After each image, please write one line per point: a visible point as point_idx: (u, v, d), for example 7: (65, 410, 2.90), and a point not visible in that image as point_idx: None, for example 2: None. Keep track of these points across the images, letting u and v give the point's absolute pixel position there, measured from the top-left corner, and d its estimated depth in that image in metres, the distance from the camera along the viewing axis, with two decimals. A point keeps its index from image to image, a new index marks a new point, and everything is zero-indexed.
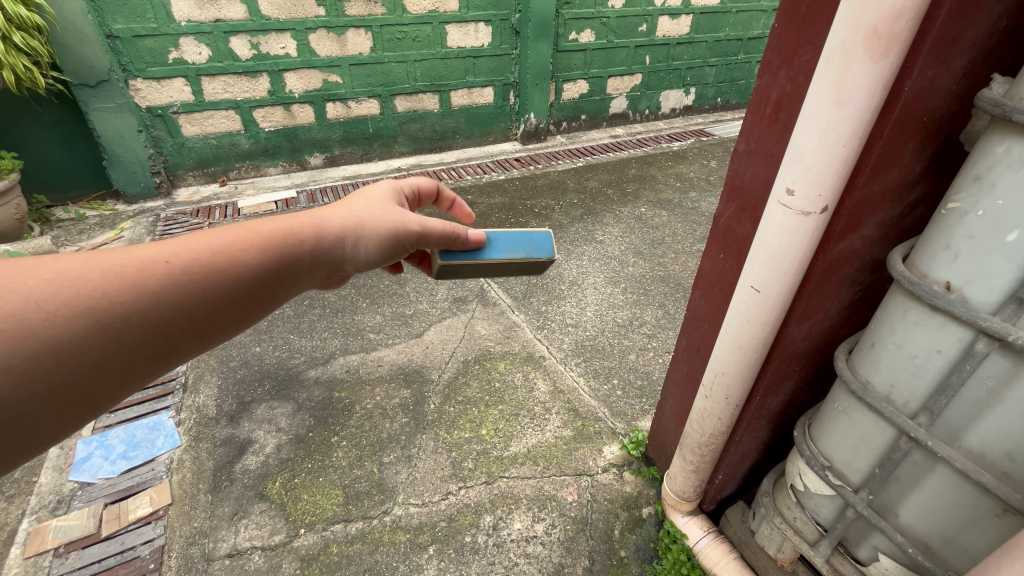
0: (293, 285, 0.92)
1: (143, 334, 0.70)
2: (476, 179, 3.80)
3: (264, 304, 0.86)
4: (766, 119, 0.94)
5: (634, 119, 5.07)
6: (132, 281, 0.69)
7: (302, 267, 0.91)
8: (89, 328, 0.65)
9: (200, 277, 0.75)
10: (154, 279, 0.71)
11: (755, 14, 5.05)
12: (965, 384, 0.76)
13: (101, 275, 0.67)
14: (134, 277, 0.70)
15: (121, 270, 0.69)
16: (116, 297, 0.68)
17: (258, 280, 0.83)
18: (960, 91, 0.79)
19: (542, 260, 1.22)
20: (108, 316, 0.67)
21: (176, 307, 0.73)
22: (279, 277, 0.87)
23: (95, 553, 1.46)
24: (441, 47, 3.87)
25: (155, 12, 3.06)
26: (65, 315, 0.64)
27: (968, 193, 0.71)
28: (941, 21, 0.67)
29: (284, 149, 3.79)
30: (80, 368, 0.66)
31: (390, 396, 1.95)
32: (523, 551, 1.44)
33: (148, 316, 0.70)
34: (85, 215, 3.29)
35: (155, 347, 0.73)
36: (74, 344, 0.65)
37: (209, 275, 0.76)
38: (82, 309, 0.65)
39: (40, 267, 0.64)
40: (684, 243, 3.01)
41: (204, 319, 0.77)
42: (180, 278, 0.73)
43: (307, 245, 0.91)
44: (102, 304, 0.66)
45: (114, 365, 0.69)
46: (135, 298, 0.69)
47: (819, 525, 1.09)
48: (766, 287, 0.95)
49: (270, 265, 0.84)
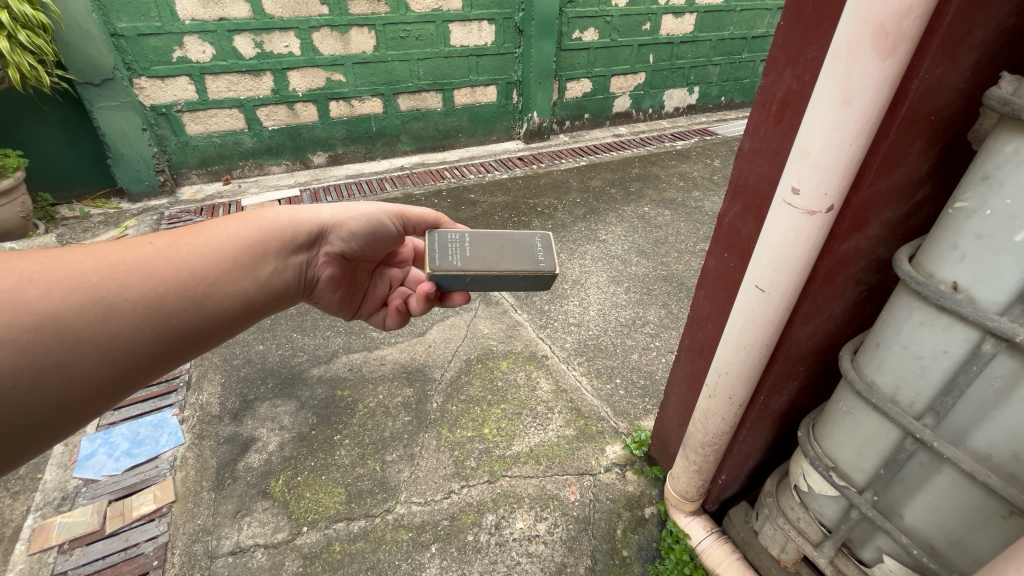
0: (278, 262, 1.01)
1: (136, 306, 0.77)
2: (479, 178, 3.80)
3: (251, 280, 0.94)
4: (771, 118, 0.93)
5: (637, 118, 5.06)
6: (122, 263, 0.78)
7: (278, 245, 1.02)
8: (85, 300, 0.72)
9: (182, 253, 0.85)
10: (140, 258, 0.80)
11: (759, 13, 5.03)
12: (973, 385, 0.76)
13: (92, 257, 0.76)
14: (122, 257, 0.79)
15: (110, 254, 0.78)
16: (104, 274, 0.75)
17: (238, 255, 0.93)
18: (969, 89, 0.78)
19: (535, 232, 1.35)
20: (103, 288, 0.74)
21: (165, 279, 0.81)
22: (258, 255, 0.97)
23: (99, 550, 1.47)
24: (445, 45, 3.86)
25: (158, 11, 3.06)
26: (63, 287, 0.70)
27: (976, 193, 0.70)
28: (950, 18, 0.66)
29: (288, 148, 3.79)
30: (79, 339, 0.70)
31: (393, 395, 1.95)
32: (525, 550, 1.44)
33: (139, 287, 0.78)
34: (89, 213, 3.30)
35: (149, 321, 0.78)
36: (73, 314, 0.70)
37: (190, 254, 0.86)
38: (78, 284, 0.72)
39: (29, 256, 0.71)
40: (688, 243, 3.00)
41: (192, 291, 0.84)
42: (166, 255, 0.83)
43: (284, 226, 1.05)
44: (95, 280, 0.74)
45: (111, 339, 0.74)
46: (125, 274, 0.77)
47: (823, 526, 1.09)
48: (771, 287, 0.94)
49: (246, 245, 0.96)
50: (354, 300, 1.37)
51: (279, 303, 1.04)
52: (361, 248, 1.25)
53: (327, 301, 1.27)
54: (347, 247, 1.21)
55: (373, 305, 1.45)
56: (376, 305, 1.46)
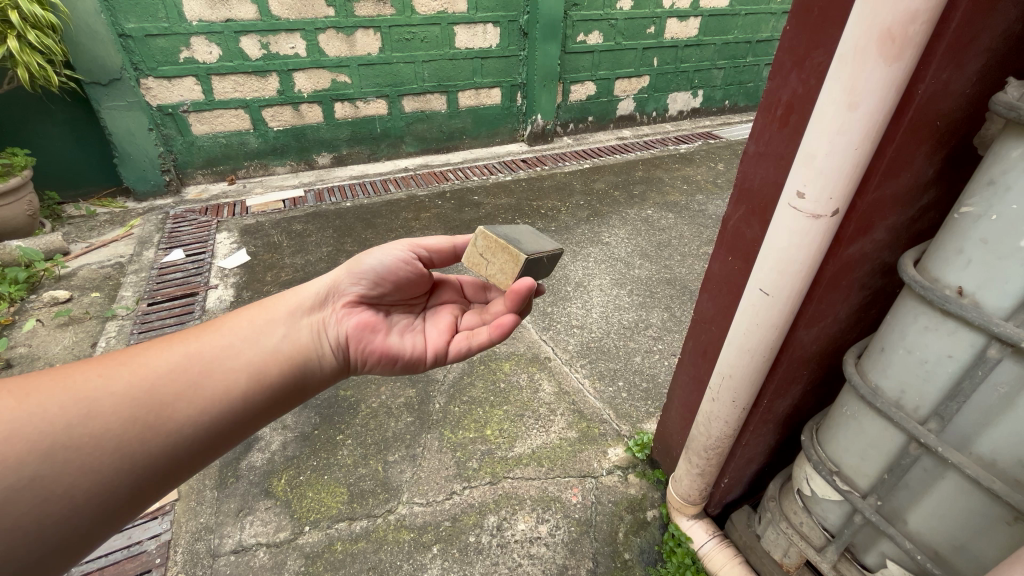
0: (281, 336, 1.02)
1: (123, 401, 0.80)
2: (482, 180, 3.80)
3: (250, 360, 0.95)
4: (776, 122, 0.94)
5: (641, 121, 5.06)
6: (113, 364, 0.83)
7: (283, 321, 1.04)
8: (72, 402, 0.76)
9: (175, 346, 0.90)
10: (132, 357, 0.86)
11: (764, 17, 5.04)
12: (977, 390, 0.75)
13: (86, 365, 0.82)
14: (117, 363, 0.84)
15: (103, 360, 0.84)
16: (98, 379, 0.80)
17: (237, 340, 0.96)
18: (974, 95, 0.78)
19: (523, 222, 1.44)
20: (93, 393, 0.78)
21: (154, 371, 0.85)
22: (258, 332, 1.00)
23: (101, 547, 1.47)
24: (450, 48, 3.88)
25: (166, 12, 3.08)
26: (51, 393, 0.75)
27: (982, 198, 0.70)
28: (956, 23, 0.67)
29: (292, 149, 3.80)
30: (67, 440, 0.73)
31: (396, 395, 1.96)
32: (527, 551, 1.44)
33: (127, 384, 0.81)
34: (96, 212, 3.32)
35: (139, 414, 0.80)
36: (59, 414, 0.74)
37: (182, 346, 0.90)
38: (69, 392, 0.77)
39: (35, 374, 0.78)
40: (692, 246, 3.00)
41: (182, 378, 0.86)
42: (159, 350, 0.88)
43: (285, 299, 1.08)
44: (84, 383, 0.79)
45: (97, 438, 0.75)
46: (115, 372, 0.82)
47: (826, 531, 1.09)
48: (775, 291, 0.94)
49: (244, 328, 0.99)
50: (408, 340, 1.21)
51: (298, 378, 1.03)
52: (379, 288, 1.19)
53: (369, 352, 1.15)
54: (363, 291, 1.17)
55: (439, 338, 1.25)
56: (444, 338, 1.26)
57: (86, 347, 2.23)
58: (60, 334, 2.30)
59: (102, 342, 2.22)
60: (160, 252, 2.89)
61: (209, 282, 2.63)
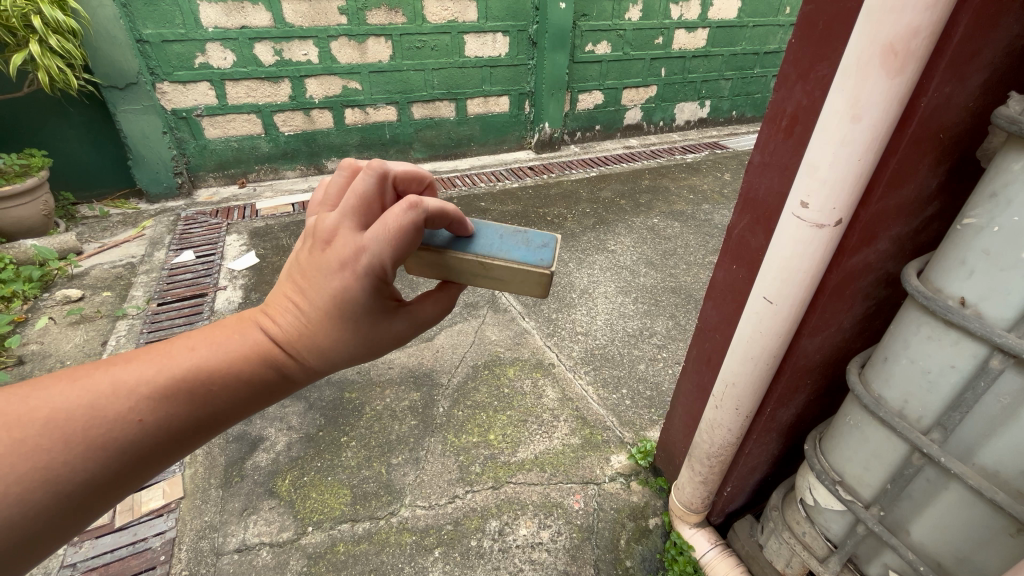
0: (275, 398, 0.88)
1: (106, 488, 0.71)
2: (490, 187, 3.83)
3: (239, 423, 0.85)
4: (781, 132, 0.95)
5: (648, 130, 5.09)
6: (98, 441, 0.69)
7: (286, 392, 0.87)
8: (47, 496, 0.66)
9: (176, 427, 0.75)
10: (117, 439, 0.70)
11: (772, 29, 5.08)
12: (980, 401, 0.76)
13: (57, 434, 0.67)
14: (101, 439, 0.69)
15: (85, 431, 0.68)
16: (77, 463, 0.67)
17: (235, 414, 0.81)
18: (977, 108, 0.79)
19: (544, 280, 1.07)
20: (72, 480, 0.67)
21: (145, 458, 0.73)
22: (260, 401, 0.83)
23: (108, 543, 1.49)
24: (459, 56, 3.94)
25: (183, 18, 3.15)
26: (22, 484, 0.63)
27: (985, 210, 0.71)
28: (958, 38, 0.68)
29: (303, 153, 3.86)
30: (43, 530, 0.66)
31: (400, 398, 1.97)
32: (529, 556, 1.44)
33: (114, 471, 0.71)
34: (109, 213, 3.38)
35: (120, 494, 0.73)
36: (37, 509, 0.65)
37: (177, 423, 0.75)
38: (44, 478, 0.65)
39: None
40: (697, 254, 3.01)
41: (169, 459, 0.77)
42: (150, 426, 0.72)
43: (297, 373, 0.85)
44: (63, 472, 0.67)
45: (74, 521, 0.70)
46: (98, 459, 0.69)
47: (829, 541, 1.08)
48: (779, 299, 0.95)
49: (248, 399, 0.81)
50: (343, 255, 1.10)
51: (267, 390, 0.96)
52: None
53: None
54: None
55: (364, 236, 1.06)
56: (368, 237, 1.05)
57: (96, 345, 2.27)
58: (71, 332, 2.33)
59: (112, 340, 2.25)
60: (171, 253, 2.94)
61: (218, 283, 2.67)
